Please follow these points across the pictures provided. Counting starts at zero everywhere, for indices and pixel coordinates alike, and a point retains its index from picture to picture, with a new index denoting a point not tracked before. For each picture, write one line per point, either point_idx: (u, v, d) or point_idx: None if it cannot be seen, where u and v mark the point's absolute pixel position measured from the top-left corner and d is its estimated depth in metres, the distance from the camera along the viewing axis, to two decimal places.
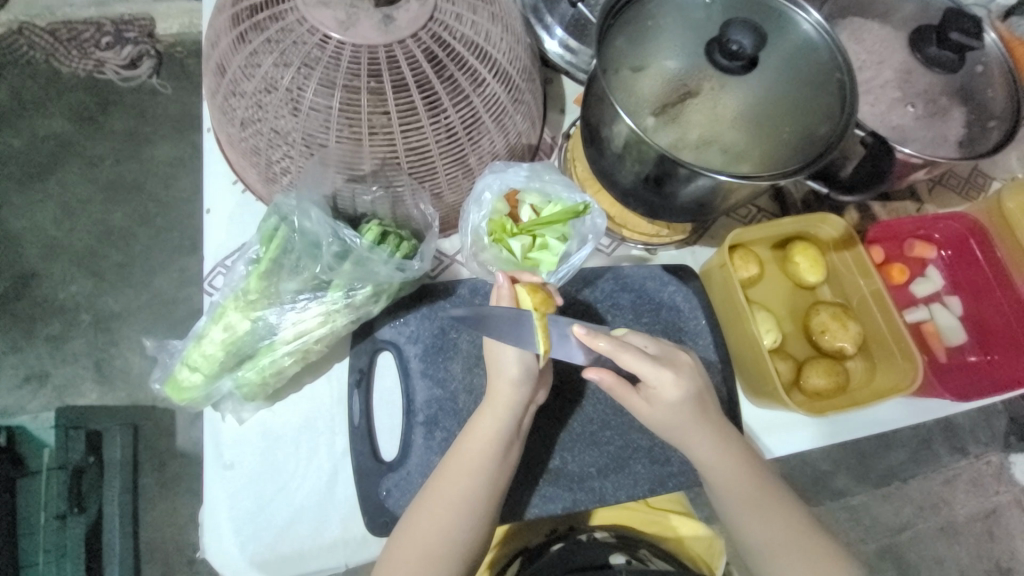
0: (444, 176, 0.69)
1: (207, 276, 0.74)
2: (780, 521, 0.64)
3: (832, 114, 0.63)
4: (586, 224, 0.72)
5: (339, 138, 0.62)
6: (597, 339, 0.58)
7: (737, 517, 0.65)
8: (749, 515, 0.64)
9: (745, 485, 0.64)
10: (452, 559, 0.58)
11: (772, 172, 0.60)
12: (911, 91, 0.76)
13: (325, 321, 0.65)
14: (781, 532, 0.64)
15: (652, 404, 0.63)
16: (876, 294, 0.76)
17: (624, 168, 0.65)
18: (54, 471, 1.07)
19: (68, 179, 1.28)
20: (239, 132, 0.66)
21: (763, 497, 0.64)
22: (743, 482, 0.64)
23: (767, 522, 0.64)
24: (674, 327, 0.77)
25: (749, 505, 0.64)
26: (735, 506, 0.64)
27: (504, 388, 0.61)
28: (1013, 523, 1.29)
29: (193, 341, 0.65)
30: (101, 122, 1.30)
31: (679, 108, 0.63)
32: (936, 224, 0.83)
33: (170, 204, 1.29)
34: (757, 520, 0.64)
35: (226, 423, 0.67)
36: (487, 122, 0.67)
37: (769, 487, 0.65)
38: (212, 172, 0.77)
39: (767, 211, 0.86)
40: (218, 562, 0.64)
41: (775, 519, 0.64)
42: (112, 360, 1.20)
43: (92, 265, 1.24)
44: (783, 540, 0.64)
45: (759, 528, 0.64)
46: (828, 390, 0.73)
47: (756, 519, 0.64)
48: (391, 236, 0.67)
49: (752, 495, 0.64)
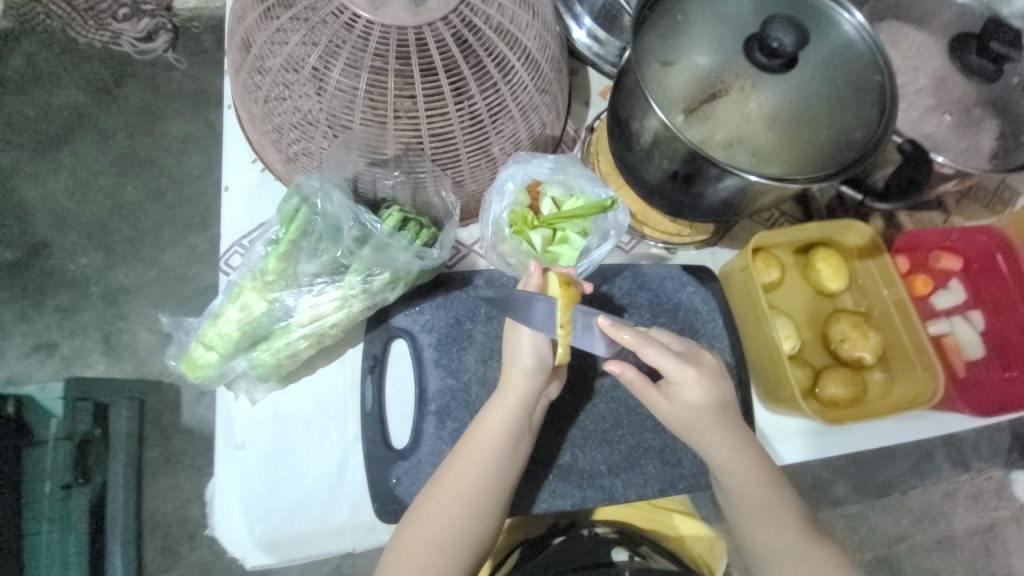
0: (466, 164, 0.67)
1: (224, 255, 0.73)
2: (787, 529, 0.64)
3: (870, 118, 0.61)
4: (608, 220, 0.71)
5: (364, 120, 0.61)
6: (621, 331, 0.58)
7: (745, 520, 0.65)
8: (756, 520, 0.64)
9: (757, 493, 0.63)
10: (461, 549, 0.58)
11: (805, 175, 0.58)
12: (947, 98, 0.73)
13: (341, 306, 0.64)
14: (789, 541, 0.63)
15: (670, 401, 0.61)
16: (899, 305, 0.75)
17: (652, 164, 0.63)
18: (61, 441, 1.05)
19: (83, 152, 1.27)
20: (262, 110, 0.65)
21: (774, 505, 0.64)
22: (755, 489, 0.63)
23: (775, 529, 0.64)
24: (691, 328, 0.76)
25: (758, 511, 0.64)
26: (743, 510, 0.64)
27: (516, 376, 0.61)
28: (1013, 540, 1.28)
29: (209, 320, 0.65)
30: (116, 95, 1.29)
31: (711, 106, 0.62)
32: (960, 237, 0.82)
33: (181, 180, 1.28)
34: (764, 527, 0.64)
35: (238, 403, 0.67)
36: (513, 111, 0.65)
37: (781, 495, 0.64)
38: (231, 150, 0.76)
39: (790, 215, 0.84)
40: (227, 540, 0.64)
41: (782, 527, 0.64)
42: (121, 333, 1.20)
43: (104, 238, 1.24)
44: (791, 548, 0.63)
45: (765, 534, 0.64)
46: (846, 399, 0.72)
47: (764, 525, 0.64)
48: (412, 223, 0.66)
49: (762, 502, 0.64)
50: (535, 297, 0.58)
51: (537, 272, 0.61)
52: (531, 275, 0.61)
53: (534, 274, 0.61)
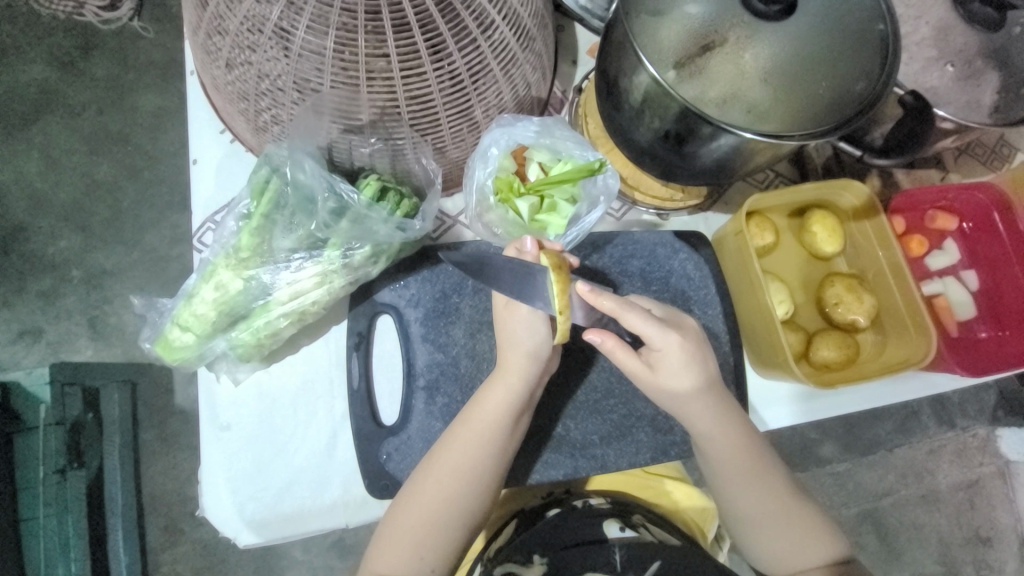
0: (447, 129, 0.64)
1: (196, 232, 0.70)
2: (772, 496, 0.65)
3: (872, 71, 0.58)
4: (597, 185, 0.69)
5: (334, 83, 0.56)
6: (601, 298, 0.56)
7: (728, 487, 0.65)
8: (740, 486, 0.64)
9: (741, 459, 0.64)
10: (454, 523, 0.58)
11: (801, 131, 0.56)
12: (949, 50, 0.70)
13: (321, 282, 0.62)
14: (772, 503, 0.65)
15: (654, 370, 0.60)
16: (894, 266, 0.74)
17: (642, 124, 0.60)
18: (51, 427, 1.02)
19: (52, 130, 1.21)
20: (225, 75, 0.60)
21: (757, 474, 0.64)
22: (739, 457, 0.64)
23: (757, 493, 0.64)
24: (684, 296, 0.74)
25: (742, 477, 0.64)
26: (726, 477, 0.64)
27: (517, 357, 0.59)
28: (994, 493, 1.32)
29: (184, 300, 0.63)
30: (83, 68, 1.22)
31: (703, 60, 0.58)
32: (958, 195, 0.79)
33: (157, 157, 1.22)
34: (748, 491, 0.64)
35: (220, 385, 0.65)
36: (495, 70, 0.61)
37: (764, 460, 0.65)
38: (198, 120, 0.72)
39: (785, 176, 0.82)
40: (217, 521, 0.64)
41: (765, 490, 0.64)
42: (107, 317, 1.17)
43: (81, 220, 1.19)
44: (773, 509, 0.65)
45: (748, 498, 0.65)
46: (838, 362, 0.72)
47: (748, 490, 0.64)
48: (391, 192, 0.63)
49: (745, 471, 0.64)
50: (520, 267, 0.56)
51: (533, 245, 0.58)
52: (524, 249, 0.59)
53: (529, 251, 0.58)
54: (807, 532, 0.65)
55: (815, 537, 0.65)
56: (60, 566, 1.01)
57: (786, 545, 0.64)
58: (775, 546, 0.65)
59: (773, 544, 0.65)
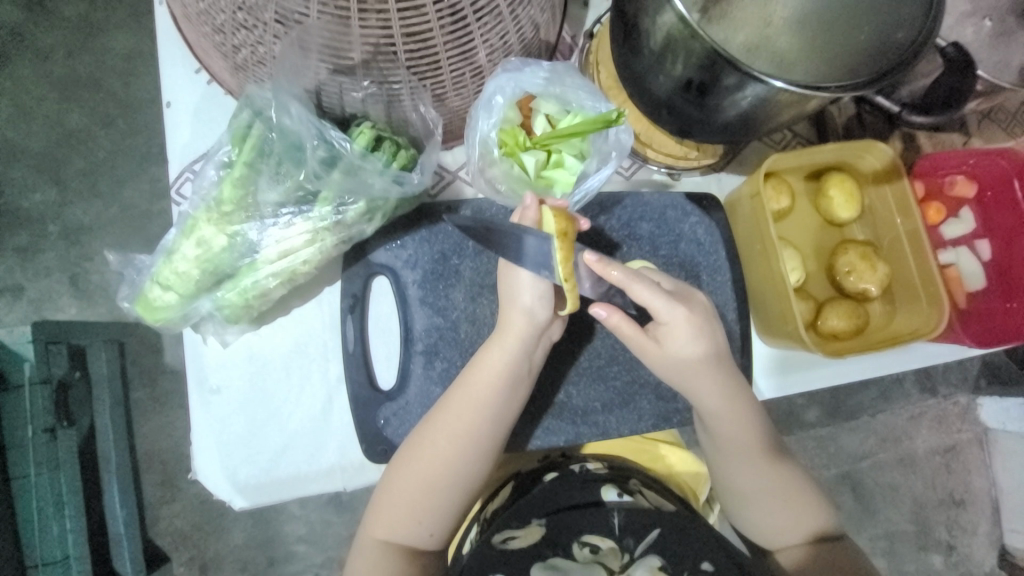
0: (448, 73, 0.58)
1: (174, 183, 0.65)
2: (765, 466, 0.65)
3: (917, 18, 0.52)
4: (608, 139, 0.64)
5: (321, 14, 0.50)
6: (610, 268, 0.54)
7: (724, 464, 0.65)
8: (735, 464, 0.65)
9: (739, 438, 0.63)
10: (454, 488, 0.57)
11: (839, 82, 0.51)
12: (984, 4, 0.66)
13: (312, 240, 0.58)
14: (765, 481, 0.65)
15: (660, 343, 0.58)
16: (911, 234, 0.71)
17: (663, 71, 0.55)
18: (38, 387, 0.99)
19: (16, 71, 1.11)
20: (199, 3, 0.54)
21: (751, 444, 0.64)
22: (735, 427, 0.63)
23: (752, 472, 0.65)
24: (692, 262, 0.71)
25: (738, 455, 0.64)
26: (722, 453, 0.65)
27: (515, 317, 0.57)
28: (971, 458, 1.36)
29: (164, 256, 0.58)
30: (46, 3, 1.11)
31: (727, 4, 0.54)
32: (981, 160, 0.76)
33: (132, 105, 1.13)
34: (742, 470, 0.65)
35: (208, 346, 0.62)
36: (502, 6, 0.54)
37: (758, 433, 0.64)
38: (172, 58, 0.65)
39: (803, 137, 0.77)
40: (210, 484, 0.63)
41: (759, 469, 0.65)
42: (88, 275, 1.12)
43: (54, 171, 1.12)
44: (765, 487, 0.65)
45: (742, 476, 0.65)
46: (846, 331, 0.70)
47: (742, 467, 0.65)
48: (387, 142, 0.58)
49: (739, 441, 0.64)
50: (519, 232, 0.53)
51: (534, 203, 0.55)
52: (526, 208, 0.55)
53: (529, 207, 0.55)
54: (796, 511, 0.65)
55: (802, 514, 0.66)
56: (55, 525, 0.97)
57: (773, 521, 0.65)
58: (763, 522, 0.66)
59: (759, 511, 0.66)
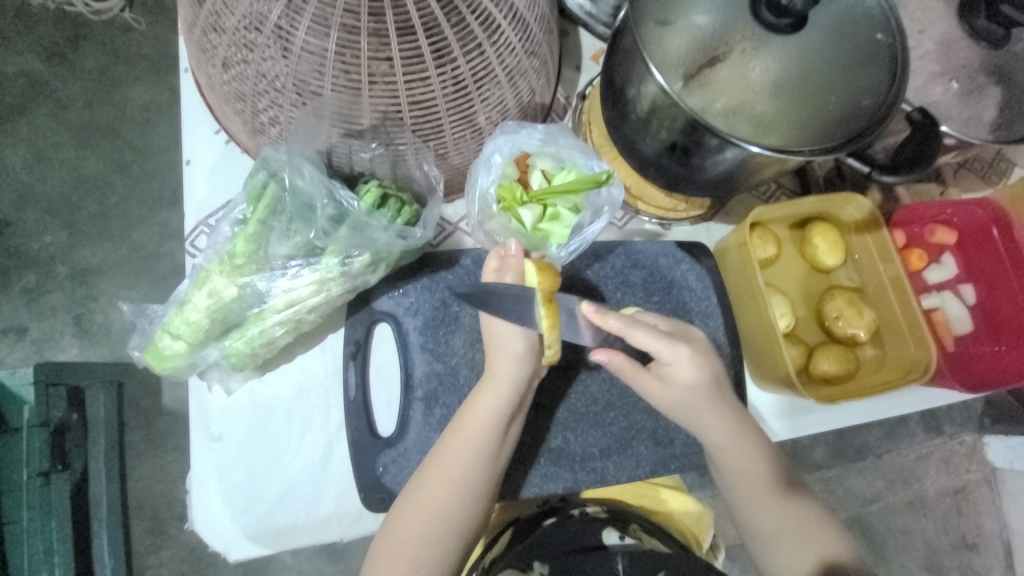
0: (450, 135, 0.62)
1: (188, 235, 0.68)
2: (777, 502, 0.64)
3: (879, 86, 0.57)
4: (601, 195, 0.68)
5: (335, 86, 0.55)
6: (607, 318, 0.56)
7: (745, 506, 0.64)
8: (757, 504, 0.64)
9: (755, 477, 0.63)
10: (451, 538, 0.57)
11: (809, 146, 0.55)
12: (951, 65, 0.69)
13: (319, 290, 0.60)
14: (789, 522, 0.63)
15: (664, 383, 0.60)
16: (895, 280, 0.74)
17: (649, 135, 0.59)
18: (37, 428, 0.97)
19: (39, 122, 1.17)
20: (221, 74, 0.58)
21: (756, 476, 0.63)
22: (739, 459, 0.63)
23: (773, 512, 0.64)
24: (684, 307, 0.74)
25: (757, 495, 0.63)
26: (742, 495, 0.64)
27: (506, 362, 0.59)
28: (981, 500, 1.34)
29: (175, 307, 0.61)
30: (72, 60, 1.18)
31: (708, 73, 0.57)
32: (958, 210, 0.79)
33: (148, 152, 1.19)
34: (763, 510, 0.64)
35: (212, 394, 0.64)
36: (500, 76, 0.60)
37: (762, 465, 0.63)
38: (191, 119, 0.70)
39: (786, 188, 0.81)
40: (209, 534, 0.62)
41: (778, 509, 0.64)
42: (93, 315, 1.14)
43: (67, 215, 1.16)
44: (788, 528, 0.63)
45: (764, 518, 0.64)
46: (838, 376, 0.72)
47: (763, 508, 0.64)
48: (393, 199, 0.62)
49: (745, 472, 0.63)
50: (521, 297, 0.56)
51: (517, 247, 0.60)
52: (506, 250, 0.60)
53: (512, 254, 0.59)
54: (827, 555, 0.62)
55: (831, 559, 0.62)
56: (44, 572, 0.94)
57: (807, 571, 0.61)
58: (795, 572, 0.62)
59: (785, 552, 0.63)
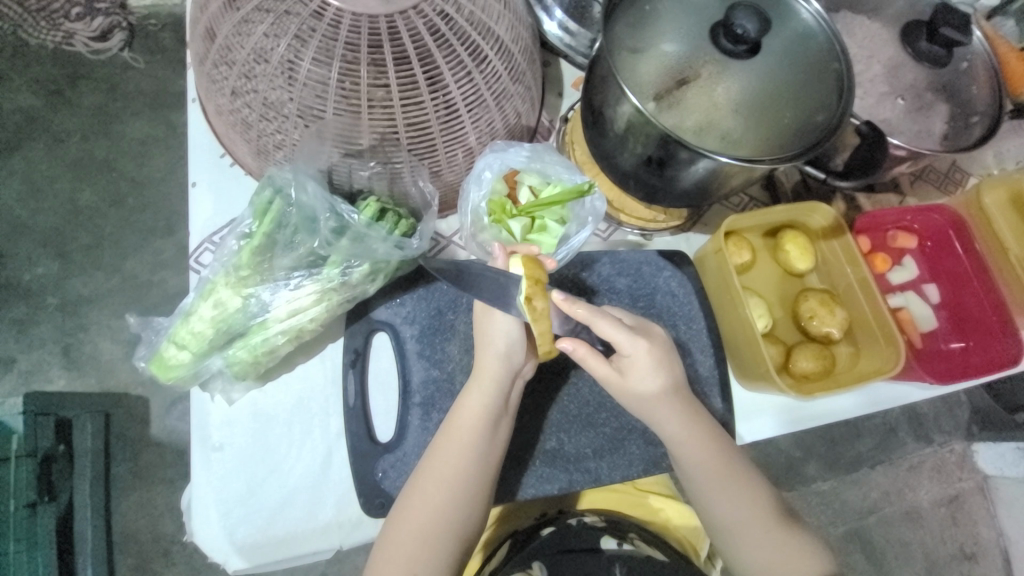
0: (444, 155, 0.67)
1: (193, 253, 0.71)
2: (745, 500, 0.64)
3: (829, 102, 0.63)
4: (585, 207, 0.72)
5: (337, 110, 0.60)
6: (575, 305, 0.60)
7: (706, 493, 0.65)
8: (713, 491, 0.64)
9: (714, 464, 0.64)
10: (447, 539, 0.58)
11: (772, 156, 0.60)
12: (900, 85, 0.75)
13: (320, 300, 0.63)
14: (742, 505, 0.64)
15: (624, 376, 0.62)
16: (862, 281, 0.79)
17: (626, 150, 0.64)
18: (24, 458, 0.99)
19: (34, 157, 1.21)
20: (229, 102, 0.63)
21: (727, 474, 0.64)
22: (709, 456, 0.64)
23: (736, 504, 0.64)
24: (668, 312, 0.78)
25: (713, 486, 0.64)
26: (703, 483, 0.64)
27: (490, 362, 0.61)
28: (975, 508, 1.36)
29: (181, 318, 0.63)
30: (70, 97, 1.23)
31: (678, 94, 0.63)
32: (917, 215, 0.85)
33: (142, 184, 1.23)
34: (720, 499, 0.64)
35: (214, 404, 0.65)
36: (488, 101, 0.65)
37: (732, 464, 0.65)
38: (197, 144, 0.74)
39: (758, 200, 0.87)
40: (207, 545, 0.62)
41: (743, 504, 0.64)
42: (82, 345, 1.14)
43: (59, 247, 1.18)
44: (753, 520, 0.64)
45: (726, 507, 0.64)
46: (816, 372, 0.76)
47: (720, 497, 0.64)
48: (390, 213, 0.65)
49: (716, 472, 0.64)
50: (501, 280, 0.60)
51: (501, 254, 0.62)
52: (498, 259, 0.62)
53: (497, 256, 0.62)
54: (798, 554, 0.63)
55: (794, 551, 0.63)
56: None
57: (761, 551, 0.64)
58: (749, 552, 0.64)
59: (747, 544, 0.64)
